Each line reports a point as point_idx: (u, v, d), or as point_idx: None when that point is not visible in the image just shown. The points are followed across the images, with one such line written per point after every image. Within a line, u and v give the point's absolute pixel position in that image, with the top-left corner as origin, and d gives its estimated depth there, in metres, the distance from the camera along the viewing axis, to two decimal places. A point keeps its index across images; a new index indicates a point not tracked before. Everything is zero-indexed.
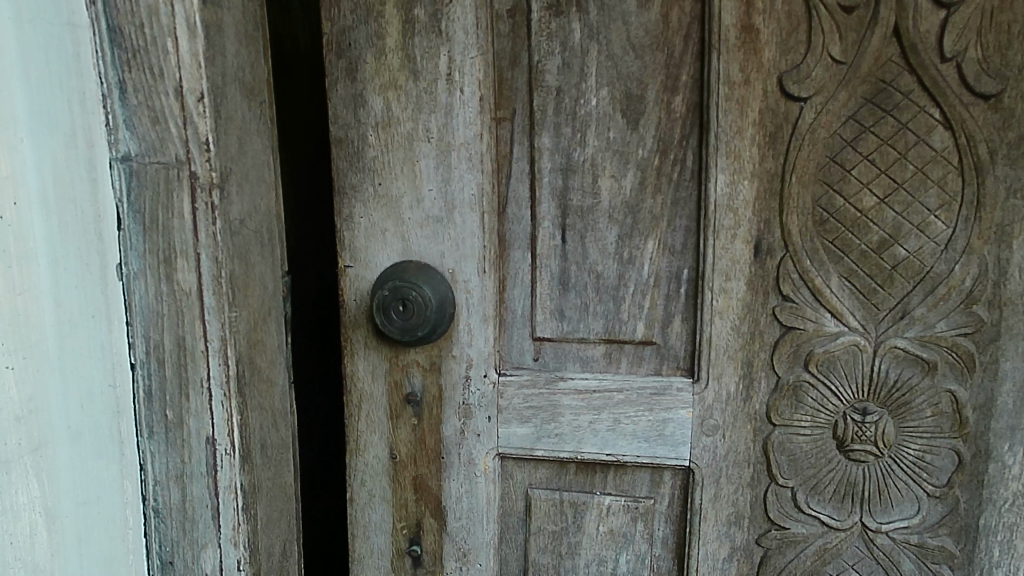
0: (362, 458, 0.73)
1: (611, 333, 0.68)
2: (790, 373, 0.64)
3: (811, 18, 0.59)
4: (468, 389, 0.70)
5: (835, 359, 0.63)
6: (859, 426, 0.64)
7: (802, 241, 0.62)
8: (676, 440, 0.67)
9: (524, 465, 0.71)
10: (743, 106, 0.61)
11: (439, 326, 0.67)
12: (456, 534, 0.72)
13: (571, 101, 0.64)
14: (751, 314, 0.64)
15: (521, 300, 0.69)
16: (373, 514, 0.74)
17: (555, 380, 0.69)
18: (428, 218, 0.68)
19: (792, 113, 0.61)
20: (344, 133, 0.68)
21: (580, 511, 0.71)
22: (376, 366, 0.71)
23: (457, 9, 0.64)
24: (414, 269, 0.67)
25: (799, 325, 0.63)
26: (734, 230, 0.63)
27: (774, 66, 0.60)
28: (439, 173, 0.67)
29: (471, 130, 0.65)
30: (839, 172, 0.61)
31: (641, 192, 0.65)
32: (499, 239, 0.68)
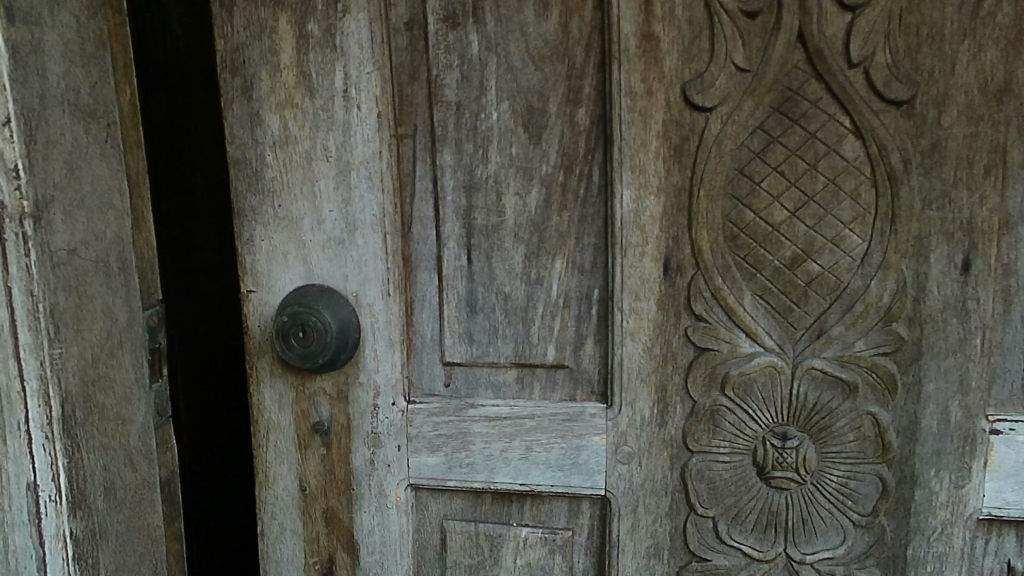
0: (272, 491, 0.70)
1: (521, 356, 0.64)
2: (705, 397, 0.61)
3: (713, 24, 0.56)
4: (377, 418, 0.67)
5: (752, 381, 0.60)
6: (779, 452, 0.60)
7: (713, 257, 0.59)
8: (591, 468, 0.64)
9: (438, 495, 0.68)
10: (646, 117, 0.58)
11: (342, 352, 0.64)
12: (370, 569, 0.69)
13: (472, 117, 0.62)
14: (662, 335, 0.61)
15: (429, 323, 0.66)
16: (284, 548, 0.70)
17: (465, 407, 0.65)
18: (329, 239, 0.65)
19: (698, 124, 0.58)
20: (241, 154, 0.65)
21: (497, 544, 0.68)
22: (283, 395, 0.68)
23: (351, 23, 0.61)
24: (313, 293, 0.64)
25: (713, 346, 0.60)
26: (642, 248, 0.60)
27: (677, 76, 0.57)
28: (340, 192, 0.64)
29: (370, 148, 0.63)
30: (749, 184, 0.58)
31: (547, 210, 0.62)
32: (404, 260, 0.65)
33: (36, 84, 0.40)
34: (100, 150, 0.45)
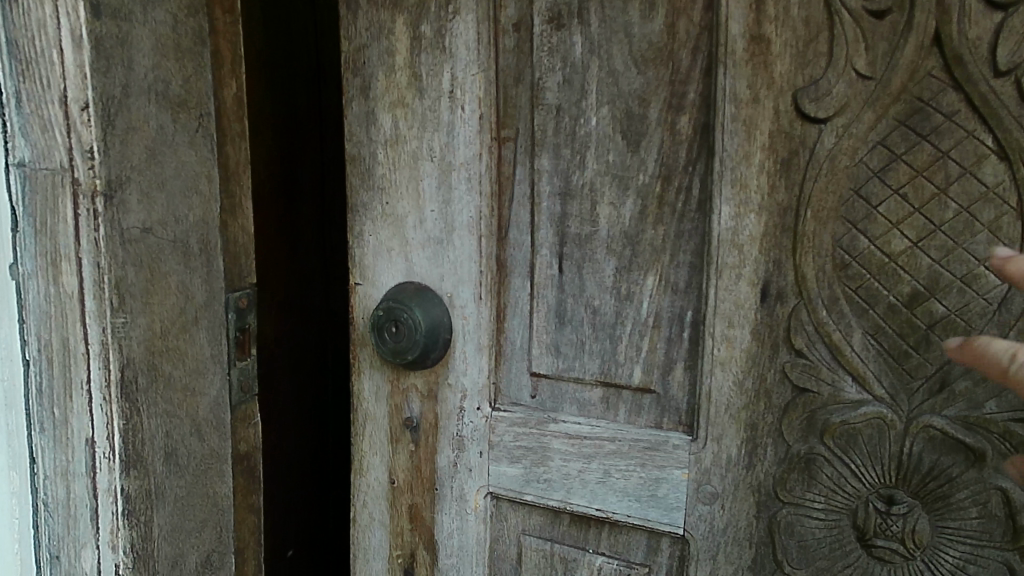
0: (365, 480, 0.72)
1: (607, 375, 0.62)
2: (801, 443, 0.54)
3: (833, 25, 0.50)
4: (462, 421, 0.66)
5: (857, 432, 0.52)
6: (883, 517, 0.52)
7: (818, 288, 0.52)
8: (670, 504, 0.60)
9: (518, 509, 0.67)
10: (750, 127, 0.53)
11: (431, 350, 0.65)
12: (448, 572, 0.70)
13: (571, 122, 0.60)
14: (756, 368, 0.55)
15: (519, 331, 0.65)
16: (372, 537, 0.72)
17: (547, 421, 0.64)
18: (429, 238, 0.65)
19: (809, 136, 0.52)
20: (358, 151, 0.67)
21: (572, 568, 0.66)
22: (380, 387, 0.69)
23: (460, 24, 0.62)
24: (408, 289, 0.66)
25: (811, 388, 0.53)
26: (738, 270, 0.55)
27: (788, 82, 0.52)
28: (441, 193, 0.64)
29: (470, 149, 0.63)
30: (864, 208, 0.51)
31: (641, 222, 0.58)
32: (499, 264, 0.64)
33: (119, 73, 0.47)
34: (189, 139, 0.52)
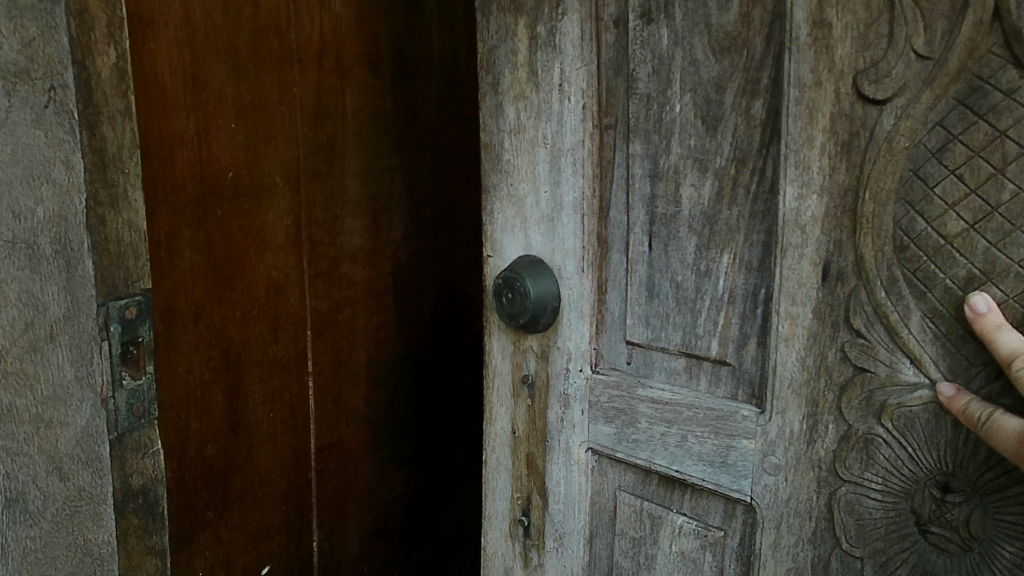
0: (494, 428, 0.83)
1: (688, 346, 0.68)
2: (861, 422, 0.57)
3: (893, 6, 0.52)
4: (567, 381, 0.75)
5: (913, 415, 0.55)
6: (939, 504, 0.55)
7: (878, 271, 0.55)
8: (739, 470, 0.65)
9: (615, 464, 0.75)
10: (813, 111, 0.56)
11: (541, 316, 0.74)
12: (555, 515, 0.80)
13: (659, 112, 0.66)
14: (816, 345, 0.59)
15: (617, 304, 0.72)
16: (500, 478, 0.84)
17: (636, 386, 0.71)
18: (540, 217, 0.74)
19: (870, 117, 0.54)
20: (490, 139, 0.77)
21: (657, 524, 0.73)
22: (506, 347, 0.80)
23: (567, 23, 0.70)
24: (523, 262, 0.74)
25: (869, 368, 0.56)
26: (801, 250, 0.59)
27: (849, 65, 0.54)
28: (551, 173, 0.73)
29: (576, 136, 0.70)
30: (922, 188, 0.52)
31: (718, 202, 0.64)
32: (600, 241, 0.72)
33: None
34: (33, 118, 0.59)
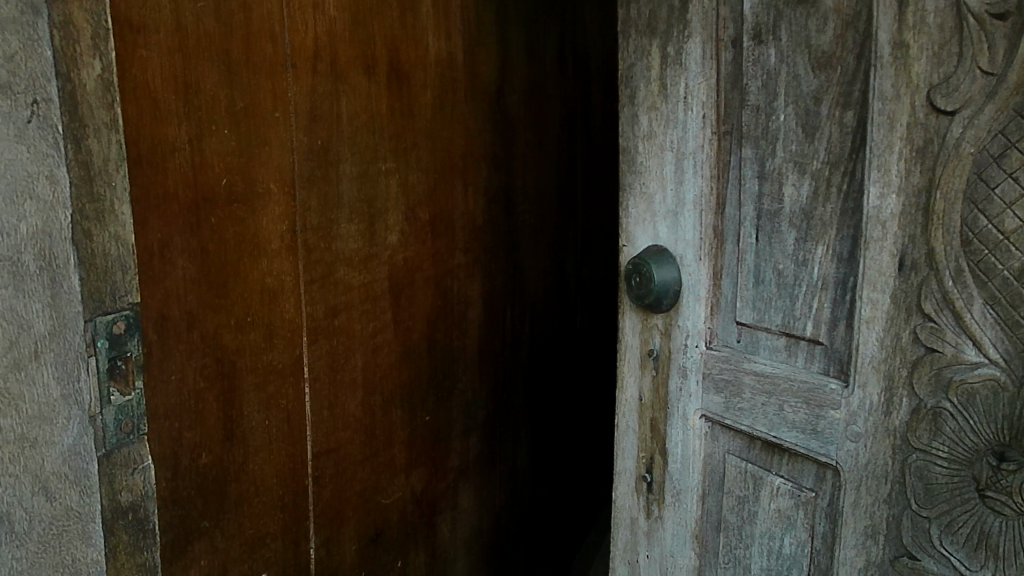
0: (624, 396, 1.06)
1: (787, 327, 0.84)
2: (930, 398, 0.71)
3: (962, 31, 0.65)
4: (685, 354, 0.96)
5: (974, 391, 0.67)
6: (996, 471, 0.67)
7: (947, 264, 0.68)
8: (826, 435, 0.81)
9: (725, 431, 0.94)
10: (893, 120, 0.70)
11: (664, 298, 0.95)
12: (674, 474, 1.02)
13: (766, 116, 0.83)
14: (894, 326, 0.73)
15: (728, 290, 0.91)
16: (628, 440, 1.07)
17: (742, 361, 0.89)
18: (666, 211, 0.96)
19: (942, 125, 0.67)
20: (626, 144, 1.00)
21: (759, 485, 0.91)
22: (636, 324, 1.02)
23: (693, 46, 0.90)
24: (650, 252, 0.96)
25: (938, 348, 0.69)
26: (882, 243, 0.73)
27: (925, 80, 0.68)
28: (675, 175, 0.94)
29: (697, 142, 0.91)
30: (985, 190, 0.65)
31: (815, 199, 0.79)
32: (716, 234, 0.91)
33: None
34: (19, 135, 0.60)
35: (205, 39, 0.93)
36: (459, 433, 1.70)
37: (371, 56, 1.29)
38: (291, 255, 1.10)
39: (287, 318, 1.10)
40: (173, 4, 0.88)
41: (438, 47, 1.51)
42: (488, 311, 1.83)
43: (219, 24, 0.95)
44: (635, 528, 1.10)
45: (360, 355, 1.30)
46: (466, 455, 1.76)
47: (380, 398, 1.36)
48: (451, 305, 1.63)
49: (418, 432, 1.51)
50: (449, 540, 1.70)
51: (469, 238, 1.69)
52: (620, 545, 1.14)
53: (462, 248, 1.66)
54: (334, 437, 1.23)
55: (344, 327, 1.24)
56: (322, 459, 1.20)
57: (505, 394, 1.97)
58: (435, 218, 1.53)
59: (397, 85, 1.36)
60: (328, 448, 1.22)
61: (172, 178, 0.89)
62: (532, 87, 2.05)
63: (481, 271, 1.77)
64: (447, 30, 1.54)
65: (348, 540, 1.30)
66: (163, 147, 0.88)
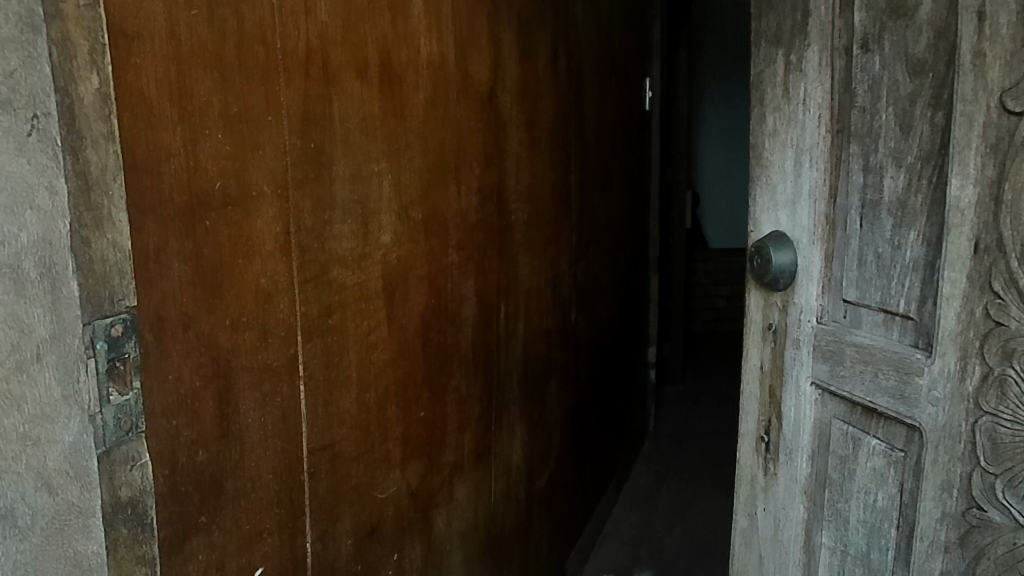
0: (748, 365, 1.41)
1: (885, 305, 1.11)
2: (999, 365, 0.92)
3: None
4: (800, 328, 1.27)
5: None
6: None
7: (1015, 250, 0.88)
8: (913, 400, 1.04)
9: (833, 398, 1.22)
10: (972, 118, 0.93)
11: (782, 278, 1.27)
12: (788, 445, 1.33)
13: (870, 117, 1.10)
14: (970, 301, 0.95)
15: (837, 273, 1.19)
16: (750, 407, 1.42)
17: (846, 334, 1.17)
18: (789, 202, 1.27)
19: (1012, 126, 0.88)
20: (757, 139, 1.35)
21: (858, 445, 1.18)
22: (760, 302, 1.36)
23: (812, 55, 1.19)
24: (771, 239, 1.28)
25: (1006, 322, 0.91)
26: (961, 228, 0.95)
27: (999, 84, 0.89)
28: (790, 172, 1.26)
29: (813, 139, 1.21)
30: None
31: (909, 189, 1.05)
32: (829, 223, 1.20)
33: None
34: (17, 148, 0.66)
35: (198, 46, 0.95)
36: (454, 429, 1.72)
37: (362, 59, 1.31)
38: (285, 255, 1.13)
39: (281, 317, 1.13)
40: (167, 12, 0.90)
41: (430, 49, 1.53)
42: (482, 307, 1.85)
43: (211, 32, 0.97)
44: (755, 483, 1.43)
45: (354, 354, 1.32)
46: (461, 451, 1.78)
47: (374, 396, 1.39)
48: (446, 302, 1.65)
49: (413, 428, 1.54)
50: (445, 534, 1.72)
51: (462, 236, 1.72)
52: (743, 502, 1.47)
53: (456, 246, 1.69)
54: (329, 434, 1.25)
55: (338, 325, 1.27)
56: (317, 456, 1.23)
57: (499, 389, 2.00)
58: (428, 217, 1.56)
59: (388, 87, 1.39)
60: (324, 445, 1.24)
61: (167, 183, 0.91)
62: (525, 86, 2.08)
63: (474, 269, 1.79)
64: (439, 32, 1.56)
65: (345, 536, 1.32)
66: (158, 152, 0.89)
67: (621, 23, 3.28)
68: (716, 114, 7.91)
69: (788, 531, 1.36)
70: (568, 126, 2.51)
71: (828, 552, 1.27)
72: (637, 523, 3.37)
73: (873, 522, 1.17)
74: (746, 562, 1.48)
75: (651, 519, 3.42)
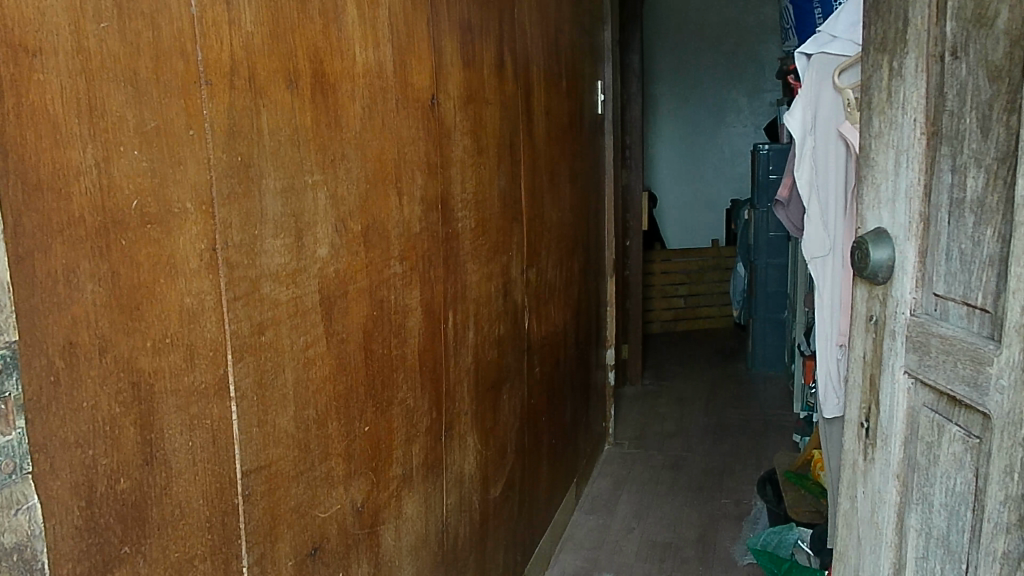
0: (852, 352, 1.25)
1: (966, 296, 0.97)
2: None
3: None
4: (896, 321, 1.11)
5: None
6: None
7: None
8: (983, 390, 0.93)
9: (923, 388, 1.06)
10: None
11: (880, 272, 1.12)
12: (882, 429, 1.17)
13: (957, 120, 0.97)
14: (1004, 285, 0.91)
15: (942, 256, 1.01)
16: (851, 391, 1.26)
17: (931, 322, 1.04)
18: (884, 199, 1.13)
19: None
20: (863, 141, 1.19)
21: (942, 431, 1.03)
22: (863, 296, 1.20)
23: None
24: (871, 234, 1.13)
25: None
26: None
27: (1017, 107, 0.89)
28: (901, 162, 1.08)
29: (917, 132, 1.05)
30: None
31: None
32: (925, 217, 1.04)
33: None
34: None
35: (109, 60, 0.91)
36: (401, 442, 1.70)
37: (292, 69, 1.28)
38: (212, 273, 1.10)
39: (208, 337, 1.09)
40: (73, 25, 0.87)
41: (365, 57, 1.50)
42: (428, 317, 1.82)
43: (123, 44, 0.93)
44: (856, 467, 1.25)
45: (291, 371, 1.29)
46: (409, 463, 1.75)
47: (313, 413, 1.36)
48: (389, 314, 1.62)
49: (357, 443, 1.51)
50: (394, 548, 1.70)
51: (405, 246, 1.69)
52: (845, 484, 1.29)
53: (399, 256, 1.66)
54: (265, 454, 1.22)
55: (272, 342, 1.24)
56: (252, 477, 1.20)
57: (450, 398, 1.98)
58: (369, 228, 1.53)
59: (321, 97, 1.35)
60: (260, 465, 1.21)
61: (76, 202, 0.88)
62: (470, 93, 2.06)
63: (420, 279, 1.77)
64: (375, 40, 1.54)
65: (284, 557, 1.28)
66: (66, 171, 0.86)
67: (570, 28, 3.29)
68: (672, 116, 7.98)
69: (882, 513, 1.19)
70: (517, 132, 2.50)
71: (915, 536, 1.11)
72: (597, 526, 3.39)
73: (950, 505, 1.01)
74: (847, 544, 1.30)
75: (611, 522, 3.43)
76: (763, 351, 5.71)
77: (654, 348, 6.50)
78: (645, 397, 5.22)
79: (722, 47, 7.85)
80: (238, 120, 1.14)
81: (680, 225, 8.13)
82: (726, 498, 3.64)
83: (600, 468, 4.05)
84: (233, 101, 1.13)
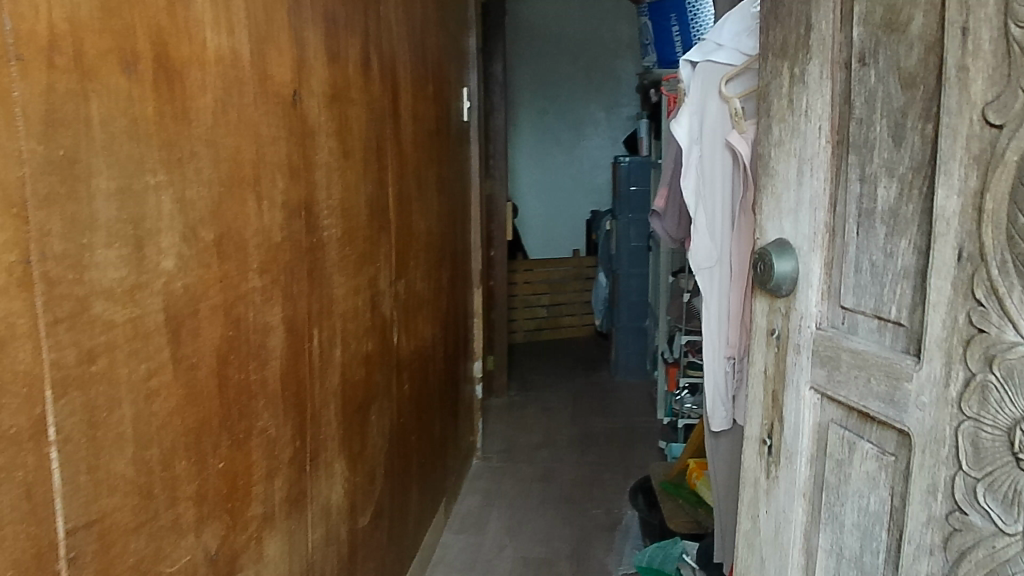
0: (752, 370, 1.22)
1: (878, 310, 0.96)
2: None
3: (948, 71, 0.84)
4: (800, 334, 1.09)
5: (1014, 367, 0.77)
6: (992, 436, 0.80)
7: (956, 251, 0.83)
8: (900, 406, 0.91)
9: (831, 402, 1.05)
10: None
11: (783, 284, 1.09)
12: (785, 445, 1.14)
13: (866, 129, 0.95)
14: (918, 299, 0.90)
15: (851, 270, 0.99)
16: (751, 407, 1.23)
17: (842, 337, 1.01)
18: (785, 209, 1.10)
19: None
20: (761, 150, 1.16)
21: (852, 447, 1.02)
22: (765, 308, 1.17)
23: None
24: (773, 244, 1.11)
25: (986, 330, 0.79)
26: (947, 238, 0.83)
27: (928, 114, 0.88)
28: (805, 171, 1.06)
29: (821, 142, 1.02)
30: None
31: None
32: (829, 228, 1.03)
33: None
34: None
35: None
36: (260, 477, 1.51)
37: (131, 51, 1.09)
38: (26, 292, 0.90)
39: (21, 370, 0.89)
40: None
41: (218, 45, 1.32)
42: (292, 336, 1.65)
43: None
44: (758, 485, 1.22)
45: (129, 406, 1.09)
46: (270, 500, 1.57)
47: (157, 452, 1.16)
48: (247, 333, 1.44)
49: (209, 483, 1.32)
50: None
51: (266, 258, 1.52)
52: (745, 502, 1.26)
53: (259, 268, 1.49)
54: (97, 506, 1.03)
55: (107, 373, 1.04)
56: (80, 536, 1.00)
57: (316, 423, 1.81)
58: (223, 237, 1.35)
59: (166, 85, 1.17)
60: (90, 521, 1.01)
61: None
62: (335, 92, 1.90)
63: (282, 295, 1.59)
64: (229, 25, 1.36)
65: None
66: None
67: (436, 32, 3.17)
68: (533, 126, 8.02)
69: (786, 533, 1.16)
70: (385, 136, 2.36)
71: (824, 557, 1.08)
72: (467, 546, 3.27)
73: (863, 524, 1.00)
74: (748, 565, 1.27)
75: (482, 541, 3.32)
76: (624, 359, 5.81)
77: (518, 358, 6.47)
78: (511, 409, 5.15)
79: (580, 61, 7.99)
80: (60, 105, 0.95)
81: (541, 236, 8.19)
82: (596, 509, 3.63)
83: (469, 484, 3.94)
84: (54, 80, 0.94)
